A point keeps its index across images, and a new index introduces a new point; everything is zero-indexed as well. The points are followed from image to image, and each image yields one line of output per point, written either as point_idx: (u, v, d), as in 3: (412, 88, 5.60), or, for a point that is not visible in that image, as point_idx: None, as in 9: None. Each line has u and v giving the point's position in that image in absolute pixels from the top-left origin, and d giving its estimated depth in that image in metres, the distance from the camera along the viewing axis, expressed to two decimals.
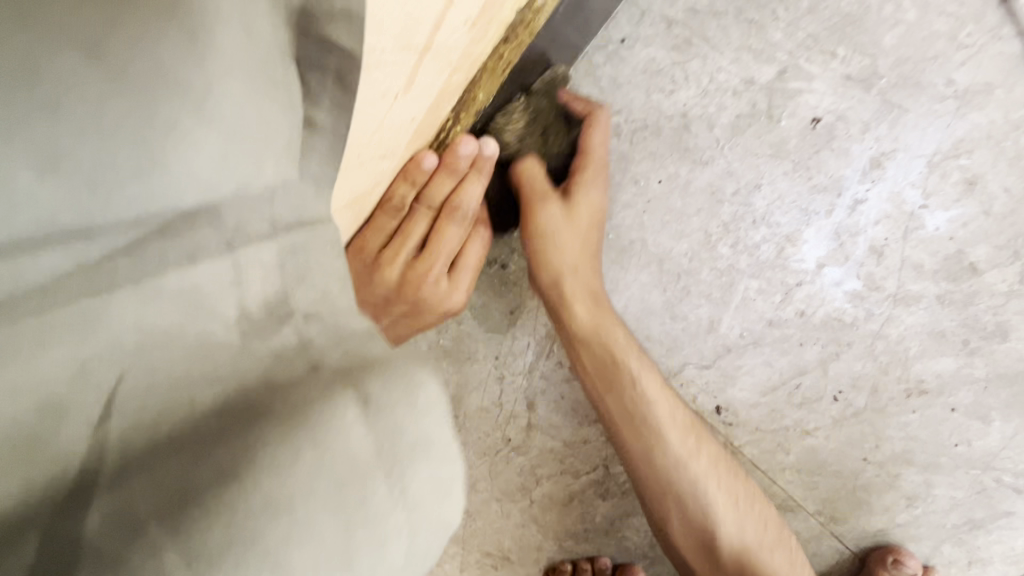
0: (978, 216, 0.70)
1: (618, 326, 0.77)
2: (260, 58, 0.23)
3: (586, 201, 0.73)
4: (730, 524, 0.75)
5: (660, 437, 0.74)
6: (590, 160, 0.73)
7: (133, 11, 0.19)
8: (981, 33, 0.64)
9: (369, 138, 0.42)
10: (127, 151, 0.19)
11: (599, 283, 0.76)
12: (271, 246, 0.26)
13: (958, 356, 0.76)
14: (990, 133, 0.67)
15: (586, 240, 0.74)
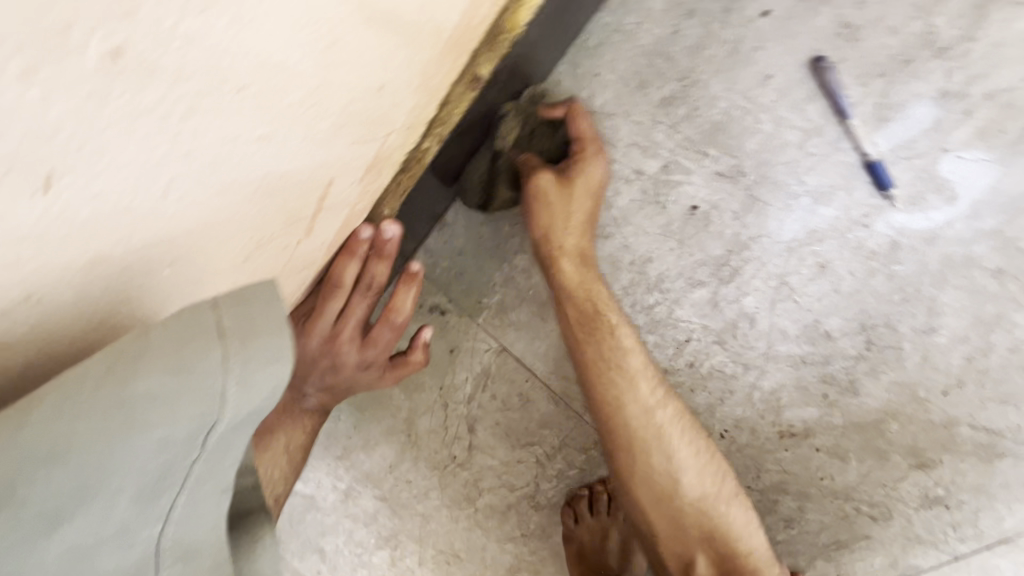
0: (830, 292, 0.82)
1: (600, 285, 0.78)
2: (175, 381, 0.33)
3: (581, 173, 0.76)
4: (692, 472, 0.72)
5: (629, 386, 0.74)
6: (585, 146, 0.77)
7: (108, 417, 0.31)
8: (824, 144, 0.75)
9: (278, 267, 0.55)
10: (93, 471, 0.33)
11: (588, 242, 0.78)
12: (153, 468, 0.36)
13: (820, 407, 0.88)
14: (836, 226, 0.78)
15: (583, 207, 0.76)
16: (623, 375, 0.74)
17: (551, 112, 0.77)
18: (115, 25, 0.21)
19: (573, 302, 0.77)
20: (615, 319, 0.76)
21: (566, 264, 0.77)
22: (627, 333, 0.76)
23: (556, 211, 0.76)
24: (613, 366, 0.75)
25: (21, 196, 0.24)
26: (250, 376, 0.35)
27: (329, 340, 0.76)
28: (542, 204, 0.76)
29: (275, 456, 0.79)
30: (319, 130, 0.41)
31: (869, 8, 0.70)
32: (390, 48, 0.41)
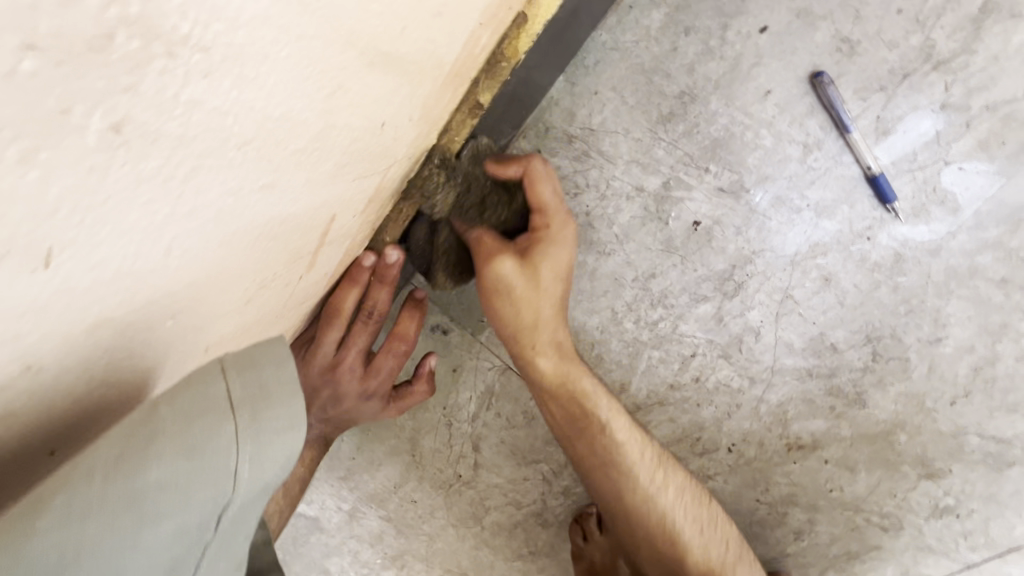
0: (835, 305, 0.81)
1: (585, 373, 0.75)
2: (184, 466, 0.32)
3: (547, 260, 0.69)
4: (697, 547, 0.74)
5: (628, 478, 0.74)
6: (550, 218, 0.69)
7: (117, 510, 0.31)
8: (826, 158, 0.75)
9: (279, 304, 0.54)
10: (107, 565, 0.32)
11: (565, 334, 0.74)
12: (171, 551, 0.35)
13: (828, 419, 0.88)
14: (839, 239, 0.78)
15: (554, 297, 0.71)
16: (619, 471, 0.74)
17: (503, 173, 0.68)
18: (117, 97, 0.20)
19: (561, 405, 0.75)
20: (606, 413, 0.74)
21: (548, 361, 0.74)
22: (618, 425, 0.74)
23: (528, 306, 0.70)
24: (607, 463, 0.74)
25: (23, 274, 0.23)
26: (262, 446, 0.34)
27: (331, 369, 0.75)
28: (511, 297, 0.69)
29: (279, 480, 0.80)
30: (322, 171, 0.40)
31: (867, 23, 0.69)
32: (392, 85, 0.40)
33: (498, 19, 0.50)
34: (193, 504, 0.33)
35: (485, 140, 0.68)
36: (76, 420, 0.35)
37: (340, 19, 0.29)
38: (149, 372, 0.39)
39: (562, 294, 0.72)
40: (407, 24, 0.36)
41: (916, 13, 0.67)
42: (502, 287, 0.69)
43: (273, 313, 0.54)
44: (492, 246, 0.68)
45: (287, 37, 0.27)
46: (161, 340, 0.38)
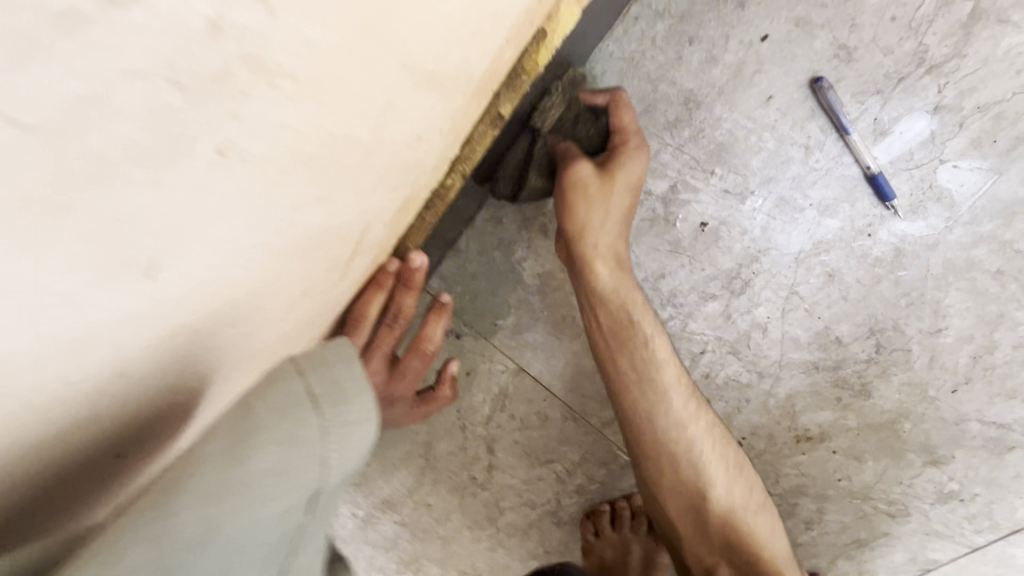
0: (839, 299, 0.84)
1: (636, 291, 0.80)
2: (281, 456, 0.33)
3: (624, 169, 0.74)
4: (719, 487, 0.77)
5: (665, 401, 0.78)
6: (627, 137, 0.75)
7: (228, 505, 0.32)
8: (827, 159, 0.78)
9: (315, 311, 0.56)
10: (221, 561, 0.33)
11: (623, 246, 0.79)
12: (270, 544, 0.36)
13: (834, 410, 0.91)
14: (841, 236, 0.81)
15: (621, 207, 0.76)
16: (653, 387, 0.78)
17: (594, 98, 0.75)
18: (224, 124, 0.23)
19: (610, 312, 0.79)
20: (650, 331, 0.79)
21: (605, 270, 0.78)
22: (660, 344, 0.79)
23: (597, 209, 0.75)
24: (642, 362, 0.78)
25: (130, 283, 0.25)
26: (344, 439, 0.36)
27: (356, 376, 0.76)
28: (585, 197, 0.74)
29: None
30: (365, 183, 0.43)
31: (864, 29, 0.71)
32: (430, 102, 0.43)
33: (520, 36, 0.52)
34: (290, 492, 0.34)
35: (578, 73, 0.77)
36: (142, 425, 0.37)
37: (397, 45, 0.31)
38: (205, 378, 0.41)
39: (624, 209, 0.77)
40: (449, 46, 0.38)
41: (909, 19, 0.70)
42: (580, 188, 0.74)
43: (308, 318, 0.56)
44: (574, 153, 0.74)
45: (355, 65, 0.29)
46: (218, 347, 0.40)
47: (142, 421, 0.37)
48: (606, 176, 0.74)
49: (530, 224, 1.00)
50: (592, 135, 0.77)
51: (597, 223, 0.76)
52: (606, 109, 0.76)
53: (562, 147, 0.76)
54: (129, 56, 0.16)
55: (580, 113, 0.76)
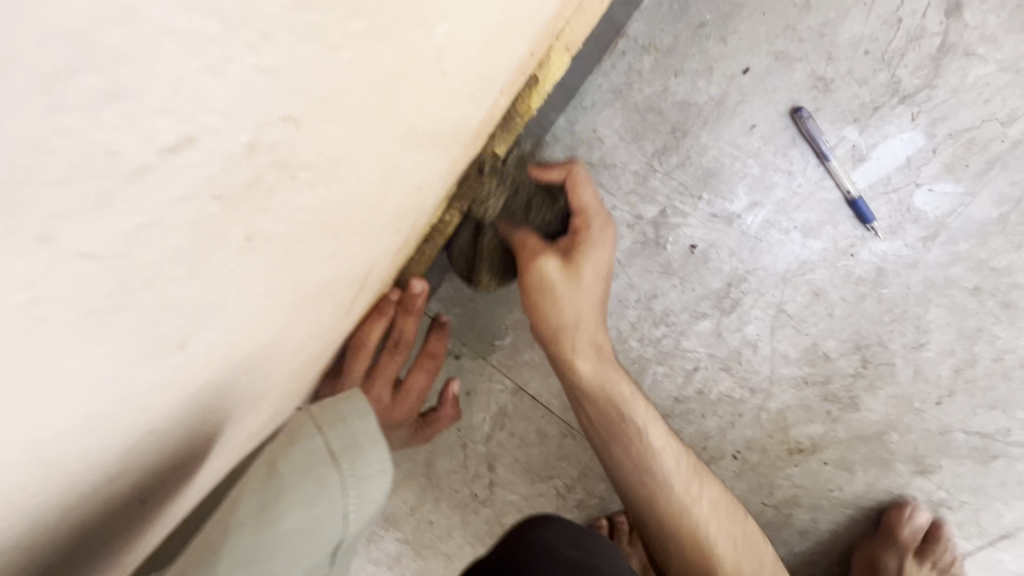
0: (825, 316, 0.88)
1: (621, 375, 0.80)
2: (302, 517, 0.35)
3: (589, 261, 0.74)
4: (729, 563, 0.78)
5: (666, 489, 0.79)
6: (589, 220, 0.74)
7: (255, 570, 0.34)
8: (809, 184, 0.81)
9: (322, 346, 0.59)
10: None
11: (604, 337, 0.79)
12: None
13: (824, 423, 0.94)
14: (825, 257, 0.84)
15: (596, 296, 0.76)
16: (651, 475, 0.79)
17: (548, 178, 0.73)
18: (253, 216, 0.25)
19: (598, 407, 0.80)
20: (641, 420, 0.79)
21: (588, 363, 0.78)
22: (654, 431, 0.80)
23: (573, 301, 0.75)
24: (635, 453, 0.79)
25: (167, 355, 0.27)
26: (363, 492, 0.38)
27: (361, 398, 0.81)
28: (554, 297, 0.74)
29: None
30: (370, 234, 0.45)
31: (840, 62, 0.75)
32: (431, 156, 0.45)
33: (514, 84, 0.55)
34: (311, 547, 0.37)
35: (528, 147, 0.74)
36: (165, 468, 0.40)
37: (402, 121, 0.34)
38: (223, 420, 0.44)
39: (601, 294, 0.77)
40: (448, 110, 0.41)
41: (882, 51, 0.73)
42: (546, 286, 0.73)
43: (315, 354, 0.58)
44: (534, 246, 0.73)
45: (364, 145, 0.31)
46: (235, 392, 0.42)
47: (165, 466, 0.39)
48: (571, 270, 0.73)
49: None
50: (555, 217, 0.75)
51: (577, 320, 0.77)
52: (562, 185, 0.74)
53: (521, 236, 0.74)
54: (178, 182, 0.19)
55: (534, 196, 0.74)
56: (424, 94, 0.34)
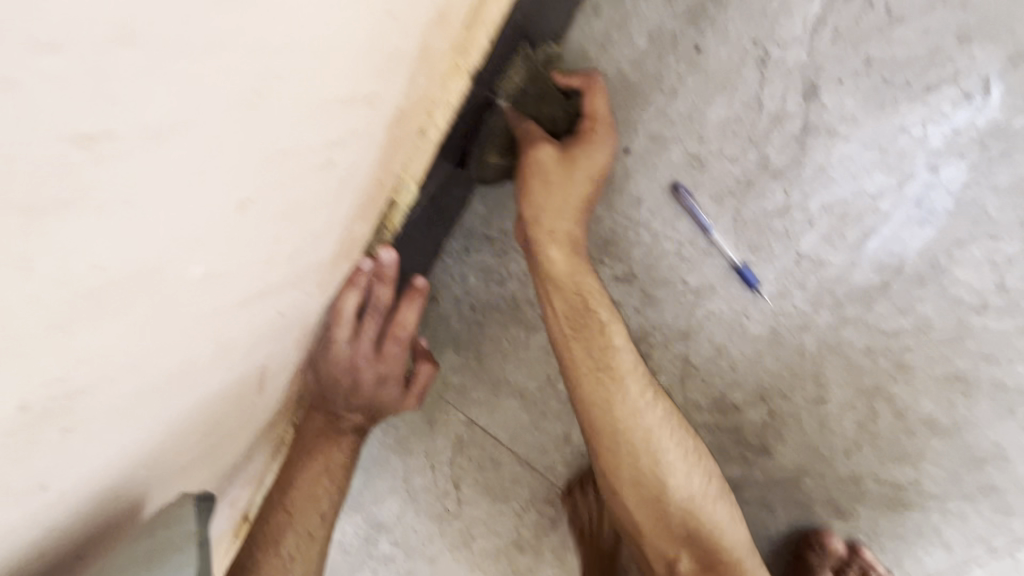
0: (729, 370, 0.89)
1: (593, 278, 0.81)
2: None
3: (588, 158, 0.76)
4: (679, 477, 0.80)
5: (617, 387, 0.79)
6: (597, 126, 0.77)
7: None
8: (697, 251, 0.84)
9: (240, 422, 0.74)
10: None
11: (582, 232, 0.81)
12: None
13: (742, 467, 0.94)
14: (723, 316, 0.87)
15: (583, 189, 0.77)
16: (611, 376, 0.79)
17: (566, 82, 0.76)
18: (59, 420, 0.39)
19: (565, 296, 0.80)
20: (608, 317, 0.81)
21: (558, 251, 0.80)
22: (617, 333, 0.80)
23: (558, 195, 0.77)
24: (600, 361, 0.80)
25: (30, 498, 0.42)
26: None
27: (349, 359, 0.86)
28: (546, 180, 0.76)
29: (316, 479, 0.92)
30: (233, 357, 0.58)
31: (711, 141, 0.78)
32: (276, 296, 0.58)
33: (367, 213, 0.66)
34: None
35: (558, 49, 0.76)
36: (80, 541, 0.55)
37: (203, 309, 0.46)
38: (133, 498, 0.59)
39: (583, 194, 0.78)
40: (266, 274, 0.53)
41: (748, 132, 0.76)
42: (542, 173, 0.75)
43: (235, 427, 0.73)
44: (535, 132, 0.75)
45: (165, 338, 0.44)
46: (140, 476, 0.58)
47: (81, 538, 0.55)
48: (568, 158, 0.75)
49: (460, 302, 1.11)
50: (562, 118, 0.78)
51: (560, 211, 0.78)
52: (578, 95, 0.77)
53: (527, 127, 0.76)
54: None
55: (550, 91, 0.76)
56: (215, 291, 0.46)
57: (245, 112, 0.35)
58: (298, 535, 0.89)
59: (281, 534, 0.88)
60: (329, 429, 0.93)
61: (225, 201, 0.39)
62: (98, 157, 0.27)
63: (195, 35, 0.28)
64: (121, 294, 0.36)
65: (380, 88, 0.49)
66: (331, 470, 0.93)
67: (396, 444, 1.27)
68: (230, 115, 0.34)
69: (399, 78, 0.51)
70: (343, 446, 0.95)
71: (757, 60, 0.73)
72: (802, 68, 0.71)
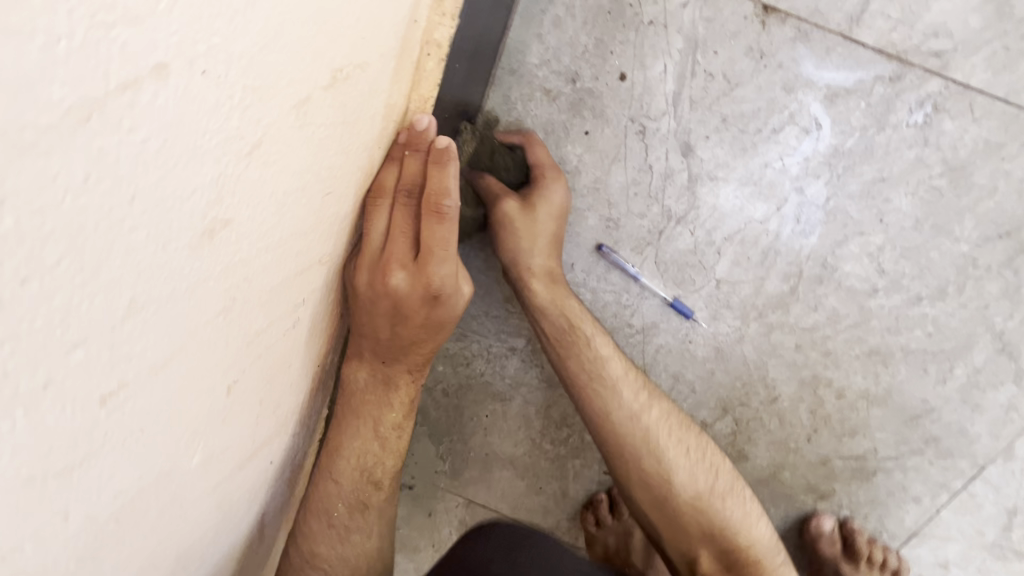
0: (691, 393, 0.98)
1: (576, 300, 0.86)
2: None
3: (545, 202, 0.83)
4: (683, 471, 0.83)
5: (613, 391, 0.84)
6: (545, 171, 0.83)
7: None
8: (635, 296, 0.93)
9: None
10: None
11: (557, 263, 0.86)
12: None
13: None
14: (672, 347, 0.96)
15: (553, 229, 0.84)
16: (605, 383, 0.84)
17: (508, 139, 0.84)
18: None
19: (552, 324, 0.85)
20: (592, 332, 0.85)
21: (542, 285, 0.85)
22: (603, 345, 0.85)
23: (527, 236, 0.82)
24: (592, 375, 0.84)
25: None
26: None
27: (379, 266, 0.61)
28: (511, 228, 0.82)
29: (365, 440, 0.75)
30: (233, 517, 0.60)
31: (619, 204, 0.89)
32: (267, 448, 0.61)
33: (335, 346, 0.71)
34: None
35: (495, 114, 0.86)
36: None
37: (206, 487, 0.49)
38: None
39: (553, 232, 0.84)
40: (256, 435, 0.56)
41: (646, 191, 0.88)
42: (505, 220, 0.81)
43: None
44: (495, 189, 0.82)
45: (173, 525, 0.47)
46: None
47: None
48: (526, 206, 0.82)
49: (432, 392, 1.15)
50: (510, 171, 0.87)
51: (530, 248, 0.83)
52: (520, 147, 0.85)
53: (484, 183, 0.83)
54: None
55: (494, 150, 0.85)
56: (214, 470, 0.49)
57: (226, 316, 0.41)
58: (348, 506, 0.77)
59: (330, 504, 0.76)
60: (379, 380, 0.72)
61: (217, 391, 0.44)
62: (114, 406, 0.32)
63: (180, 286, 0.33)
64: (135, 502, 0.39)
65: (329, 249, 0.55)
66: (379, 435, 0.75)
67: (402, 545, 1.23)
68: (212, 324, 0.39)
69: (344, 232, 0.58)
70: (397, 405, 0.75)
71: (637, 133, 0.85)
72: (674, 133, 0.85)
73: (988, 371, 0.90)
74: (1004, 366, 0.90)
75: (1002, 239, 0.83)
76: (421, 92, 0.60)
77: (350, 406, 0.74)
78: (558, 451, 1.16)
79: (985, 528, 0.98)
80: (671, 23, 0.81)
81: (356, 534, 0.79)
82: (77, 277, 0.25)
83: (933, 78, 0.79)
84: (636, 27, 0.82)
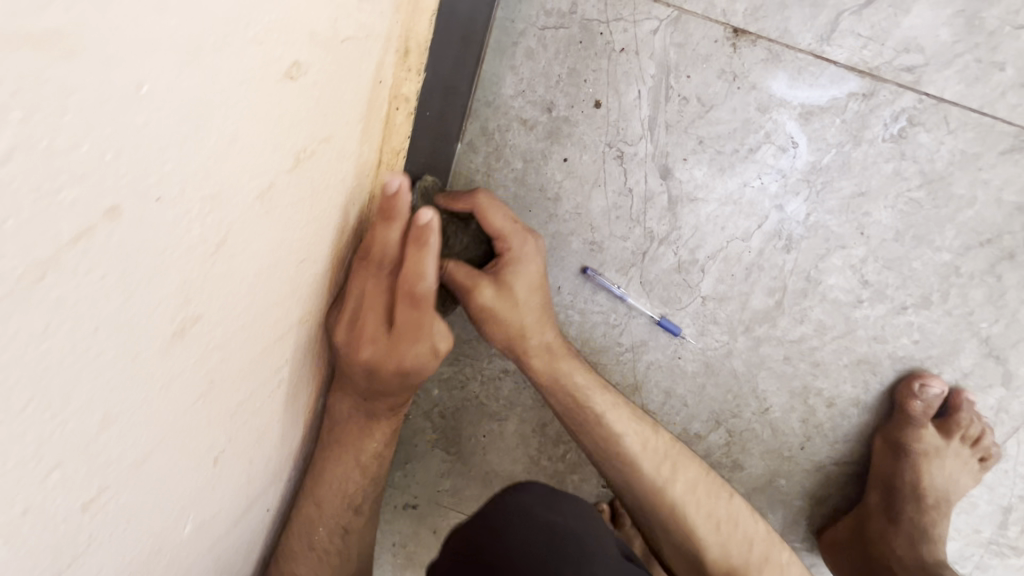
0: (683, 407, 0.99)
1: (579, 368, 0.86)
2: None
3: (521, 275, 0.82)
4: (714, 544, 0.82)
5: (627, 462, 0.84)
6: (511, 238, 0.82)
7: None
8: (622, 316, 0.94)
9: None
10: None
11: (554, 337, 0.85)
12: None
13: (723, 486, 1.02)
14: (661, 364, 0.97)
15: (539, 303, 0.84)
16: (625, 462, 0.84)
17: (455, 209, 0.80)
18: None
19: (560, 401, 0.86)
20: (602, 403, 0.85)
21: (541, 361, 0.85)
22: (611, 414, 0.85)
23: (512, 313, 0.82)
24: (607, 449, 0.85)
25: None
26: None
27: (354, 330, 0.62)
28: (495, 314, 0.82)
29: (348, 467, 0.74)
30: (232, 566, 0.62)
31: (601, 228, 0.89)
32: (262, 498, 0.63)
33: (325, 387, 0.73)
34: None
35: (429, 181, 0.79)
36: None
37: (201, 548, 0.51)
38: None
39: (539, 304, 0.84)
40: (249, 490, 0.58)
41: (628, 214, 0.88)
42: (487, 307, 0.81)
43: None
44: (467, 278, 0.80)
45: None
46: None
47: None
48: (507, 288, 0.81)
49: (429, 415, 1.17)
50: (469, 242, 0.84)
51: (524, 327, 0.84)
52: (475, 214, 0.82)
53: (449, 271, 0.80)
54: None
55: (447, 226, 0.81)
56: (208, 530, 0.51)
57: (207, 397, 0.42)
58: (330, 530, 0.75)
59: (311, 529, 0.74)
60: (361, 411, 0.71)
61: (205, 463, 0.46)
62: (100, 506, 0.33)
63: (156, 386, 0.35)
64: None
65: (308, 308, 0.56)
66: (362, 463, 0.75)
67: (408, 563, 1.24)
68: (193, 408, 0.41)
69: (324, 287, 0.59)
70: (379, 432, 0.75)
71: (615, 158, 0.86)
72: (652, 156, 0.85)
73: (976, 376, 0.91)
74: (991, 370, 0.90)
75: (984, 247, 0.83)
76: (392, 143, 0.61)
77: (333, 434, 0.73)
78: (556, 467, 1.17)
79: (980, 526, 0.99)
80: (642, 49, 0.81)
81: (334, 556, 0.78)
82: (52, 411, 0.27)
83: (907, 93, 0.79)
84: (608, 56, 0.82)
